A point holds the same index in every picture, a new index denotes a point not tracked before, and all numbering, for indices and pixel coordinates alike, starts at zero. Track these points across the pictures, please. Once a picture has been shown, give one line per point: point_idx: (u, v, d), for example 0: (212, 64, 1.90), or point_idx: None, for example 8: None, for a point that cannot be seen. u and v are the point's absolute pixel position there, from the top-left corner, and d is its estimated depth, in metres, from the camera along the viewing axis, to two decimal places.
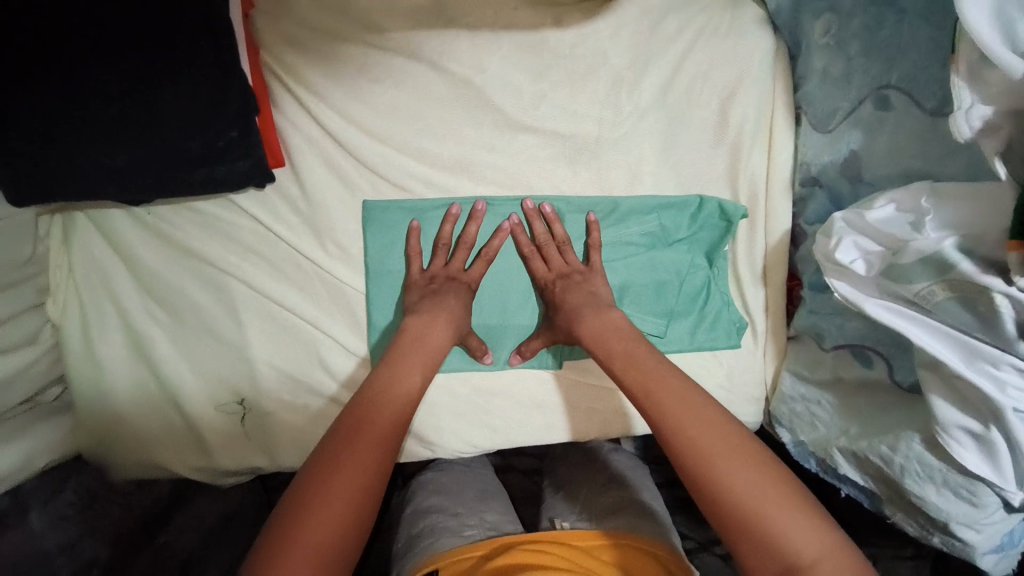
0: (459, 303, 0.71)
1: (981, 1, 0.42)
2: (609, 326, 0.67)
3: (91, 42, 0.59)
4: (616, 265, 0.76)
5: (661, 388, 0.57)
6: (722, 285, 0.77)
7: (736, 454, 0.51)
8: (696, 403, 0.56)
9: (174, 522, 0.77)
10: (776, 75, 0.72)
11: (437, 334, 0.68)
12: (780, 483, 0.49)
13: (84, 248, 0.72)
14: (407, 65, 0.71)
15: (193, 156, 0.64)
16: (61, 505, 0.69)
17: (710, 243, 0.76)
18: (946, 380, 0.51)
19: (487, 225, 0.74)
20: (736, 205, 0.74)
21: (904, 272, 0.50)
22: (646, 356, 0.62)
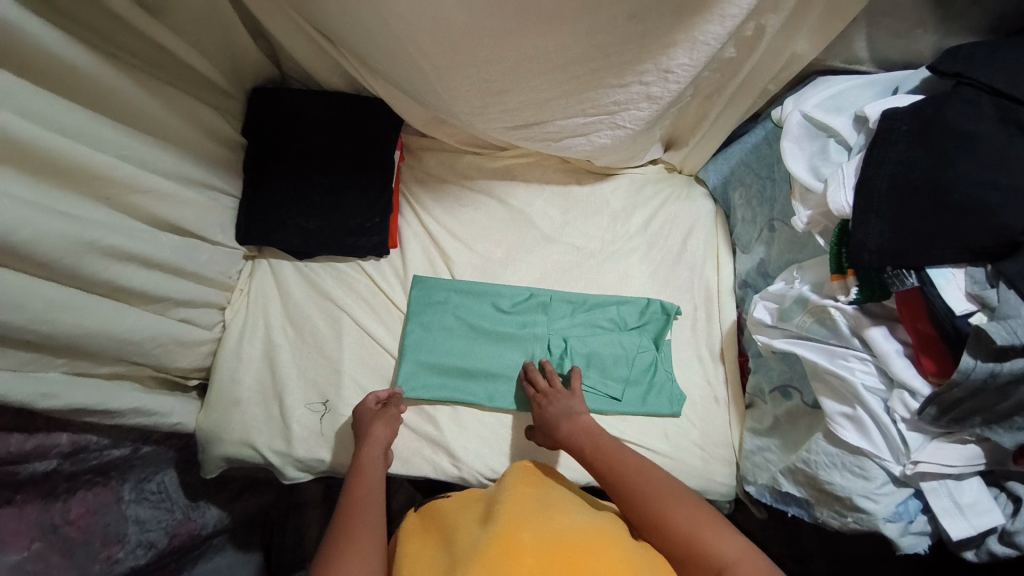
0: (386, 426, 0.90)
1: (798, 162, 0.78)
2: (587, 430, 0.86)
3: (318, 163, 1.04)
4: (588, 339, 1.03)
5: (622, 473, 0.78)
6: (666, 365, 1.03)
7: (679, 500, 0.73)
8: (645, 480, 0.76)
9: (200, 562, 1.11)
10: (718, 225, 1.11)
11: (377, 453, 0.86)
12: (707, 518, 0.70)
13: (260, 279, 1.07)
14: (484, 198, 1.14)
15: (349, 228, 1.04)
16: (147, 490, 1.00)
17: (657, 331, 1.04)
18: (826, 383, 0.74)
19: (509, 291, 1.06)
20: (672, 304, 1.05)
21: (787, 312, 0.77)
22: (610, 444, 0.83)
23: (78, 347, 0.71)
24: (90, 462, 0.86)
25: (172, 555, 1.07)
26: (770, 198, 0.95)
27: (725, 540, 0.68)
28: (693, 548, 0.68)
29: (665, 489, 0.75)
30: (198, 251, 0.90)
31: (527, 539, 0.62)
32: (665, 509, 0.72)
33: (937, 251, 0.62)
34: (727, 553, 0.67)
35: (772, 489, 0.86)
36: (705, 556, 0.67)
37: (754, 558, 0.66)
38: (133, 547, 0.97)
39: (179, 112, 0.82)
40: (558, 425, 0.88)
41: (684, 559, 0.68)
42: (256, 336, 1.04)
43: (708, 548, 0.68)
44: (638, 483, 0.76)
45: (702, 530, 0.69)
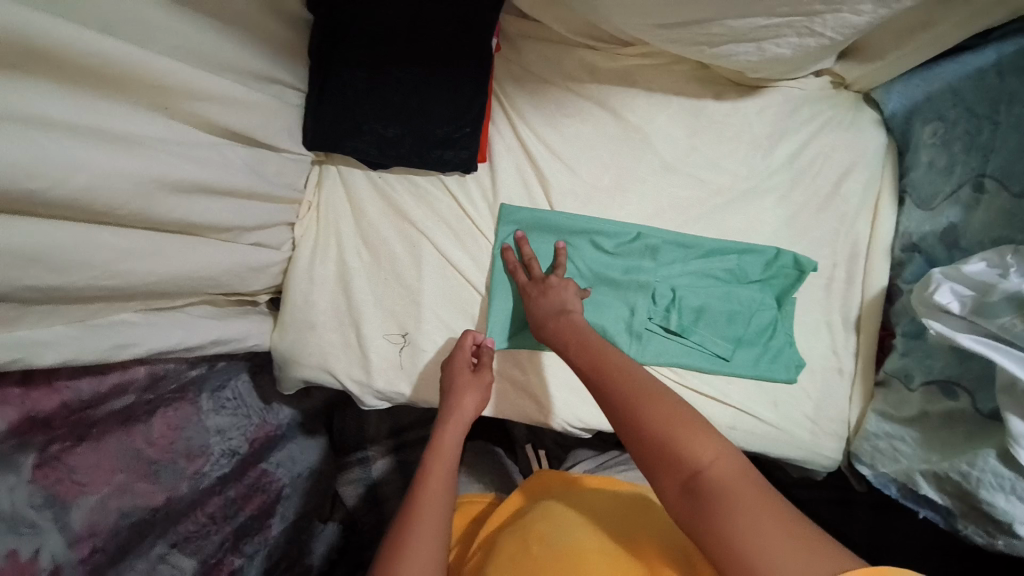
0: (474, 396, 0.81)
1: None
2: (570, 322, 0.74)
3: (399, 51, 0.83)
4: (700, 290, 0.90)
5: (607, 368, 0.63)
6: (787, 327, 0.90)
7: (656, 396, 0.58)
8: (624, 368, 0.62)
9: (279, 454, 1.16)
10: (885, 165, 0.89)
11: (455, 432, 0.76)
12: (687, 416, 0.56)
13: (330, 193, 0.94)
14: (594, 109, 0.92)
15: (435, 137, 0.87)
16: (223, 398, 0.99)
17: (782, 288, 0.90)
18: (1019, 401, 0.62)
19: (613, 226, 0.90)
20: (810, 260, 0.88)
21: (992, 308, 0.64)
22: (592, 337, 0.69)
23: (154, 291, 0.61)
24: (169, 386, 0.86)
25: (254, 456, 1.08)
26: (984, 146, 0.74)
27: (700, 440, 0.54)
28: (660, 449, 0.55)
29: (645, 380, 0.60)
30: (265, 163, 0.76)
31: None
32: (635, 400, 0.58)
33: None
34: (698, 454, 0.53)
35: (903, 484, 0.78)
36: (674, 458, 0.53)
37: (727, 457, 0.52)
38: (217, 454, 0.96)
39: None
40: (546, 316, 0.77)
41: (650, 461, 0.55)
42: (329, 257, 0.93)
43: (678, 449, 0.54)
44: (618, 377, 0.62)
45: (670, 428, 0.55)
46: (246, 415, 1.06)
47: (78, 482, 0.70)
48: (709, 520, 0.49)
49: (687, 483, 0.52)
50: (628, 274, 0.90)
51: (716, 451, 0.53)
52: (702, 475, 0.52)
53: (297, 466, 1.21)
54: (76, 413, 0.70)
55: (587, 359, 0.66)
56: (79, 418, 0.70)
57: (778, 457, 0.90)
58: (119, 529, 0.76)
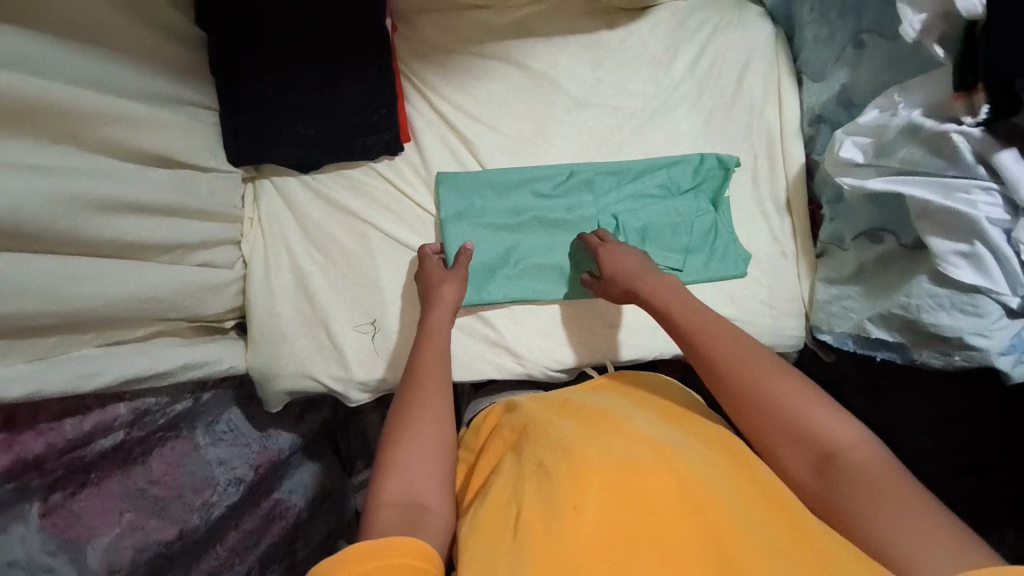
0: (457, 289, 0.83)
1: None
2: (669, 288, 0.75)
3: (300, 51, 0.86)
4: (639, 211, 0.93)
5: (710, 344, 0.66)
6: (728, 225, 0.94)
7: (785, 372, 0.62)
8: (735, 344, 0.65)
9: (289, 481, 1.15)
10: (778, 52, 0.94)
11: (443, 316, 0.79)
12: (818, 399, 0.60)
13: (268, 204, 0.95)
14: (500, 65, 0.96)
15: (355, 126, 0.89)
16: (218, 430, 0.98)
17: (714, 189, 0.94)
18: (936, 222, 0.66)
19: (555, 168, 0.94)
20: (731, 156, 0.93)
21: (890, 146, 0.69)
22: (701, 307, 0.71)
23: (104, 317, 0.63)
24: (157, 423, 0.85)
25: (263, 485, 1.08)
26: (856, 3, 0.77)
27: (839, 423, 0.58)
28: (791, 428, 0.59)
29: (761, 356, 0.64)
30: (196, 184, 0.78)
31: (595, 458, 0.59)
32: (739, 377, 0.63)
33: None
34: (844, 437, 0.57)
35: (858, 335, 0.82)
36: (809, 436, 0.59)
37: (875, 445, 0.56)
38: (224, 486, 0.96)
39: (123, 8, 0.65)
40: (638, 279, 0.79)
41: (777, 437, 0.60)
42: (282, 265, 0.95)
43: (817, 428, 0.58)
44: (723, 351, 0.65)
45: (806, 408, 0.59)
46: (247, 442, 1.03)
47: (86, 526, 0.74)
48: (850, 498, 0.54)
49: (825, 461, 0.57)
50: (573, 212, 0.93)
51: (845, 432, 0.58)
52: (836, 453, 0.57)
53: (311, 488, 1.20)
54: (64, 458, 0.72)
55: (681, 329, 0.69)
56: (71, 466, 0.73)
57: None
58: (139, 563, 0.80)
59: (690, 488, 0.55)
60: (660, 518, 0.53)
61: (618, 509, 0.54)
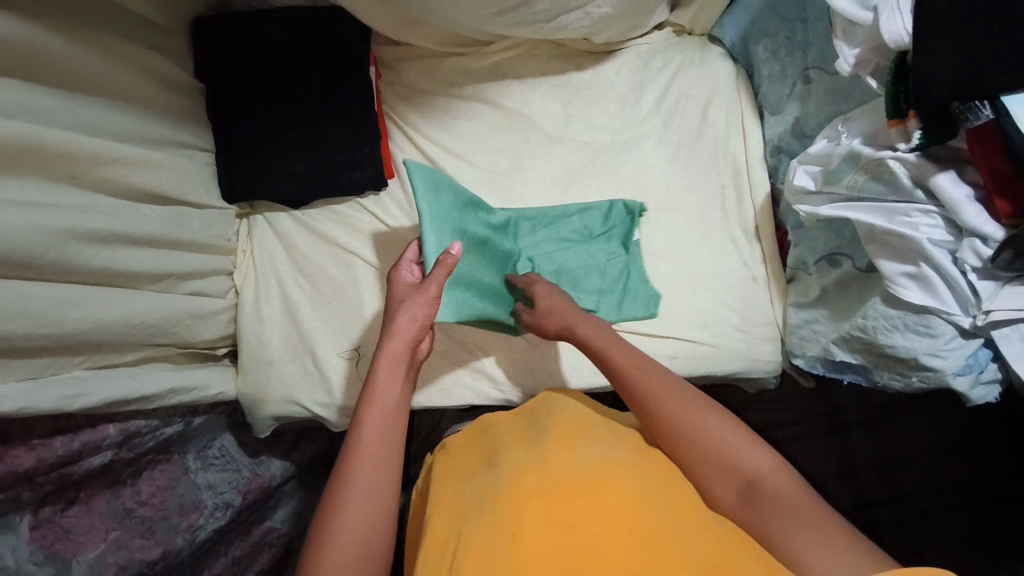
0: (425, 310, 0.77)
1: None
2: (603, 332, 0.79)
3: (289, 97, 0.93)
4: (552, 254, 0.97)
5: (637, 383, 0.73)
6: (639, 266, 0.98)
7: (711, 413, 0.69)
8: (663, 384, 0.72)
9: (278, 509, 1.15)
10: (739, 88, 1.00)
11: (399, 349, 0.76)
12: (738, 431, 0.67)
13: (260, 237, 1.01)
14: (478, 106, 1.03)
15: (337, 164, 0.96)
16: (208, 455, 1.00)
17: (624, 233, 0.98)
18: (884, 245, 0.67)
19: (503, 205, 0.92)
20: (635, 202, 0.98)
21: (836, 172, 0.70)
22: (629, 348, 0.77)
23: (92, 340, 0.68)
24: (147, 445, 0.88)
25: (254, 512, 1.10)
26: (802, 43, 0.84)
27: (755, 452, 0.65)
28: (716, 459, 0.66)
29: (680, 394, 0.71)
30: (187, 218, 0.84)
31: (533, 482, 0.63)
32: (671, 417, 0.69)
33: (1011, 74, 0.53)
34: (760, 465, 0.64)
35: (825, 359, 0.84)
36: (733, 467, 0.65)
37: (786, 471, 0.63)
38: (210, 509, 0.98)
39: (124, 62, 0.72)
40: (576, 319, 0.80)
41: (705, 467, 0.67)
42: (271, 295, 1.00)
43: (737, 460, 0.65)
44: (658, 396, 0.71)
45: (727, 444, 0.66)
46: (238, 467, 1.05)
47: (72, 541, 0.80)
48: (766, 517, 0.60)
49: (746, 486, 0.64)
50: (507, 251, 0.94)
51: (763, 461, 0.64)
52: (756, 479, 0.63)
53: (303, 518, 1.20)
54: (53, 474, 0.76)
55: (620, 373, 0.74)
56: (61, 482, 0.77)
57: (724, 371, 0.95)
58: None
59: (622, 511, 0.59)
60: (591, 536, 0.57)
61: (551, 530, 0.58)
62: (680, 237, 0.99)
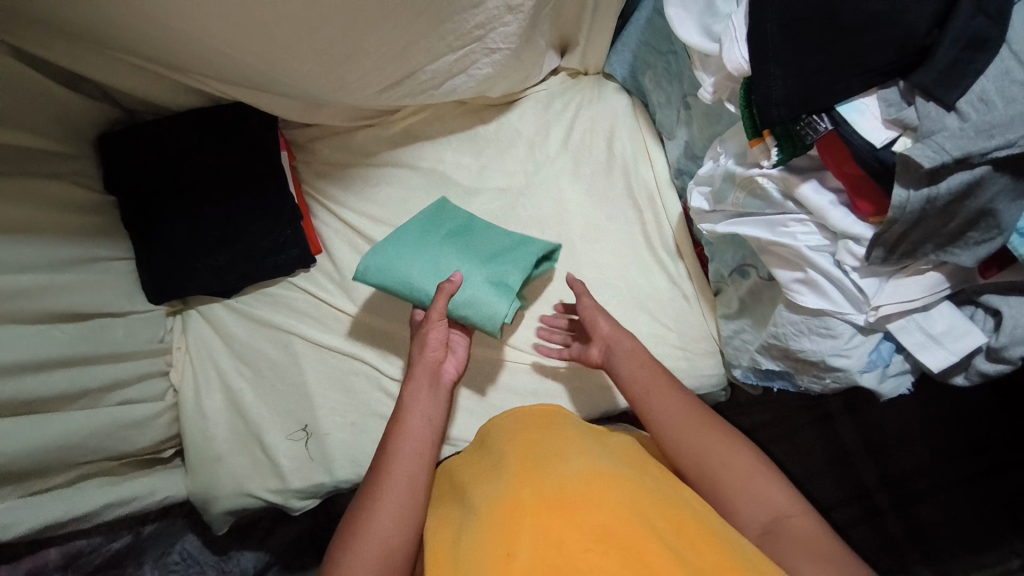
0: (436, 333, 0.84)
1: (693, 34, 0.70)
2: (640, 357, 0.81)
3: (201, 196, 0.96)
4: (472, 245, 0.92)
5: (689, 425, 0.74)
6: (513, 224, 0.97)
7: (748, 451, 0.72)
8: (713, 427, 0.74)
9: None
10: (638, 117, 1.04)
11: (416, 418, 0.78)
12: (767, 472, 0.70)
13: (195, 331, 1.02)
14: (393, 170, 1.06)
15: (264, 248, 0.98)
16: (169, 562, 0.99)
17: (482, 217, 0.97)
18: (774, 255, 0.69)
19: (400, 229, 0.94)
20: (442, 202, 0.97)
21: (721, 192, 0.74)
22: (665, 376, 0.79)
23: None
24: (93, 564, 0.89)
25: None
26: (677, 73, 0.90)
27: (783, 492, 0.68)
28: (749, 496, 0.68)
29: (720, 433, 0.73)
30: (110, 329, 0.88)
31: (530, 494, 0.60)
32: (695, 447, 0.73)
33: (843, 83, 0.56)
34: (786, 503, 0.67)
35: (754, 368, 0.85)
36: (762, 505, 0.68)
37: (809, 511, 0.67)
38: None
39: (22, 200, 0.75)
40: (622, 337, 0.84)
41: (732, 500, 0.69)
42: (212, 387, 0.99)
43: (766, 495, 0.68)
44: (683, 425, 0.74)
45: (754, 478, 0.69)
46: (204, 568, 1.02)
47: None
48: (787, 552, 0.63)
49: (771, 520, 0.67)
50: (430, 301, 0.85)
51: (790, 499, 0.68)
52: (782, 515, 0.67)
53: None
54: None
55: (639, 387, 0.79)
56: None
57: None
58: None
59: (614, 520, 0.56)
60: (584, 553, 0.53)
61: (546, 550, 0.54)
62: (609, 265, 1.00)
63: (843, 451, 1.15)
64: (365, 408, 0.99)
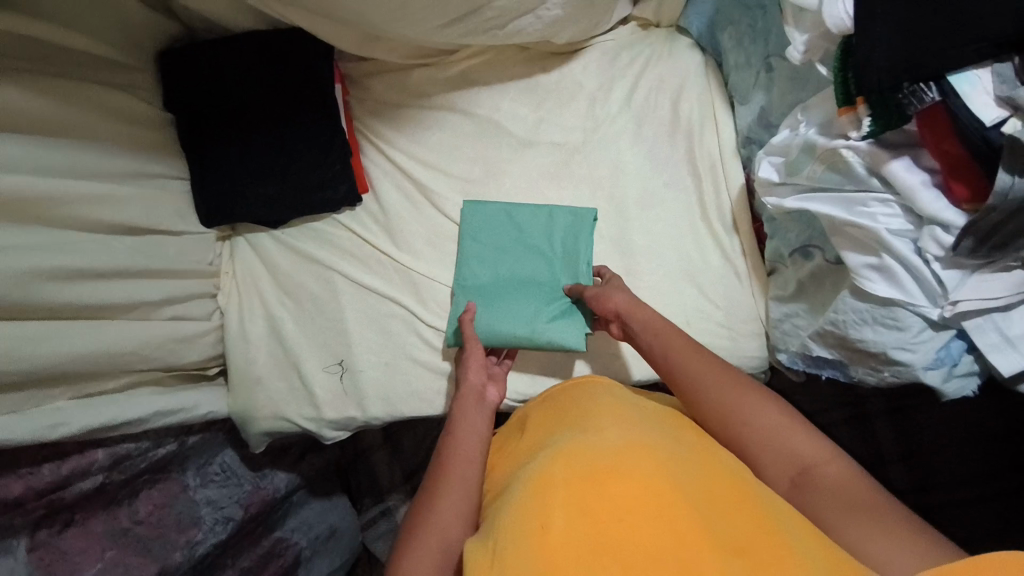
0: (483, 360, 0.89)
1: None
2: (656, 322, 0.79)
3: (257, 123, 0.96)
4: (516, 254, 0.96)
5: (708, 383, 0.72)
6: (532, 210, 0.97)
7: (772, 403, 0.69)
8: (733, 381, 0.71)
9: (290, 523, 1.18)
10: (710, 79, 0.98)
11: (472, 432, 0.77)
12: (796, 420, 0.67)
13: (242, 258, 1.04)
14: (447, 115, 1.03)
15: (312, 182, 0.98)
16: (209, 472, 1.03)
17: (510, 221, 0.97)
18: (848, 237, 0.65)
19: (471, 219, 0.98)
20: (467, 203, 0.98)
21: (796, 163, 0.68)
22: (680, 336, 0.76)
23: (54, 372, 0.74)
24: (139, 467, 0.92)
25: (260, 522, 1.11)
26: (764, 31, 0.84)
27: (815, 443, 0.65)
28: (777, 449, 0.66)
29: (742, 387, 0.70)
30: (162, 246, 0.91)
31: (558, 468, 0.60)
32: (713, 401, 0.71)
33: (955, 50, 0.50)
34: (815, 453, 0.64)
35: (803, 354, 0.81)
36: (792, 457, 0.65)
37: (843, 461, 0.63)
38: (206, 519, 1.00)
39: (82, 105, 0.77)
40: (639, 307, 0.81)
41: (760, 454, 0.67)
42: (255, 314, 1.02)
43: (795, 448, 0.65)
44: (699, 381, 0.72)
45: (783, 430, 0.66)
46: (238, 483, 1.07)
47: (71, 563, 0.83)
48: (822, 506, 0.61)
49: (800, 474, 0.64)
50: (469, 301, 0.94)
51: (822, 447, 0.65)
52: (813, 465, 0.64)
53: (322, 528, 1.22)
54: (44, 499, 0.79)
55: (659, 352, 0.77)
56: (53, 507, 0.81)
57: None
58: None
59: (643, 487, 0.55)
60: (619, 524, 0.53)
61: (574, 518, 0.54)
62: (660, 234, 0.97)
63: (877, 455, 1.06)
64: (399, 351, 1.00)
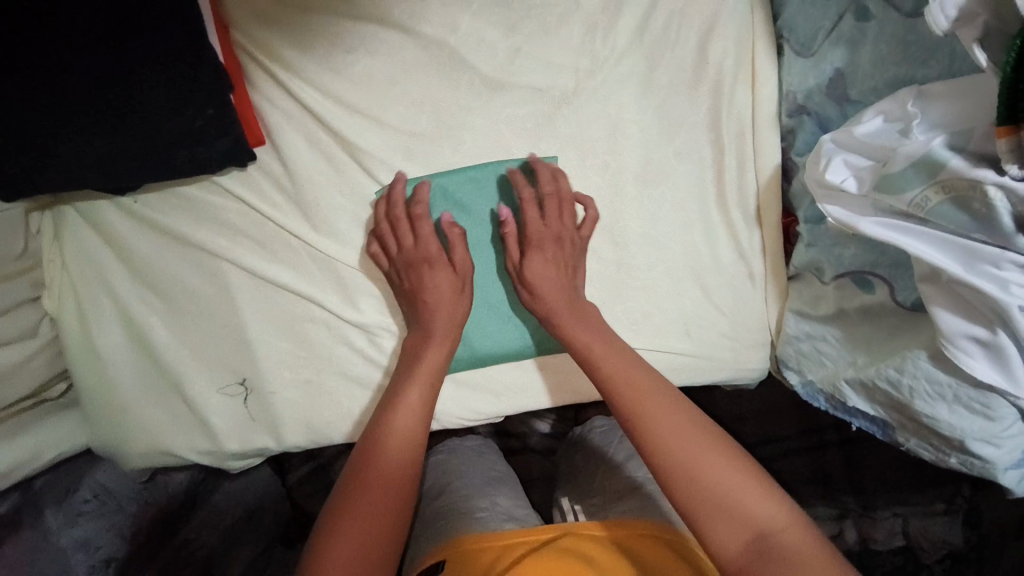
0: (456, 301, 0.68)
1: None
2: (606, 344, 0.64)
3: (54, 35, 0.58)
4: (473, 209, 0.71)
5: (660, 419, 0.57)
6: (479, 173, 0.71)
7: (724, 448, 0.55)
8: (687, 419, 0.57)
9: (195, 519, 0.82)
10: (753, 6, 0.71)
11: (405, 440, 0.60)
12: (752, 475, 0.53)
13: (74, 240, 0.72)
14: (380, 32, 0.70)
15: (172, 137, 0.64)
16: (75, 504, 0.74)
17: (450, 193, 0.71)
18: (948, 291, 0.49)
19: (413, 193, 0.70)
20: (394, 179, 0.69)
21: (895, 181, 0.49)
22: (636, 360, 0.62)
23: None
24: None
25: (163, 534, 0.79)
26: None
27: (770, 503, 0.52)
28: (727, 505, 0.51)
29: (698, 427, 0.56)
30: None
31: None
32: (669, 447, 0.54)
33: None
34: (772, 516, 0.51)
35: (830, 394, 0.67)
36: (743, 514, 0.51)
37: (804, 531, 0.50)
38: (76, 558, 0.71)
39: None
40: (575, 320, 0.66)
41: (706, 509, 0.52)
42: (106, 318, 0.73)
43: (751, 507, 0.51)
44: (657, 421, 0.56)
45: (736, 482, 0.52)
46: (124, 506, 0.77)
47: None
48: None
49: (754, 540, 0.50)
50: (451, 223, 0.68)
51: (777, 508, 0.51)
52: (768, 530, 0.50)
53: (227, 518, 0.85)
54: None
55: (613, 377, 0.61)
56: None
57: (701, 382, 0.79)
58: None
59: None
60: None
61: None
62: (666, 220, 0.75)
63: None
64: (324, 366, 0.76)
